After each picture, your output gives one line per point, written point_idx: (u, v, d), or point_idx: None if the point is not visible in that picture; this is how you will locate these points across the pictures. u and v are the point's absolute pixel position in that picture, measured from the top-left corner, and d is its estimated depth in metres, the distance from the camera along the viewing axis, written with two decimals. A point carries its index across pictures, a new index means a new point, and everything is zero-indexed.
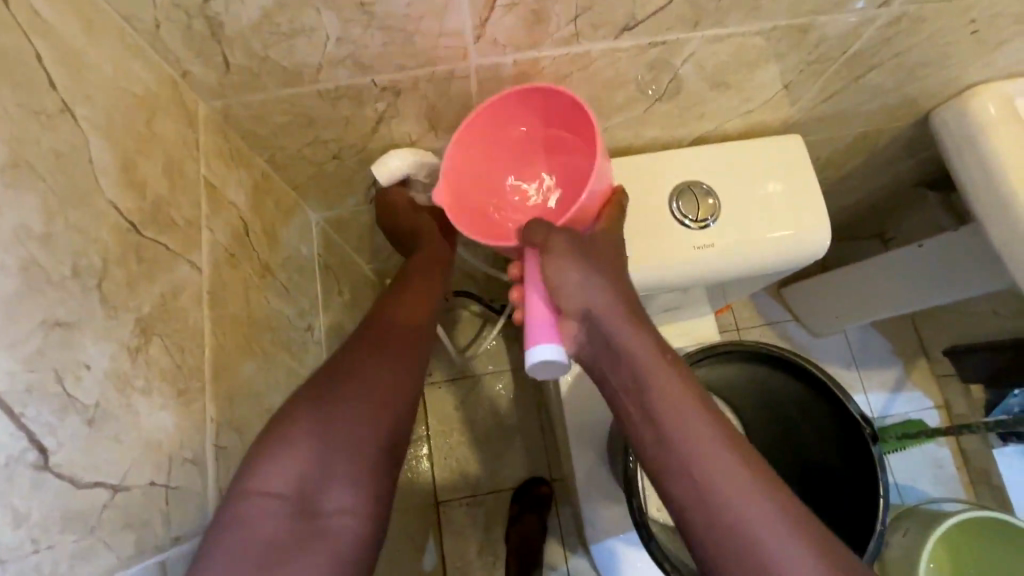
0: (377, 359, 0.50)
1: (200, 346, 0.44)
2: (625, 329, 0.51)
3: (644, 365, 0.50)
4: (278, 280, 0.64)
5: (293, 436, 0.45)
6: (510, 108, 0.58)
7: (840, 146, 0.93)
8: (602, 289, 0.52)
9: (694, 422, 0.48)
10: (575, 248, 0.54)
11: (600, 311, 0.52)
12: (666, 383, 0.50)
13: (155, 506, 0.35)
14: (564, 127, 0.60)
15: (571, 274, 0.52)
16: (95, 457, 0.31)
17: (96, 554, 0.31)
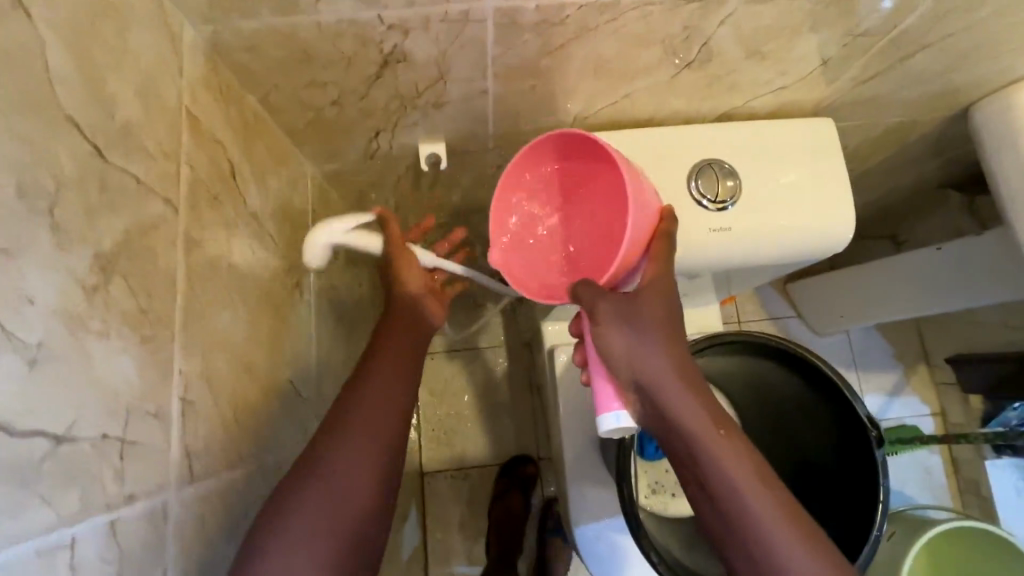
0: (378, 411, 0.50)
1: (171, 290, 0.40)
2: (675, 397, 0.48)
3: (697, 437, 0.48)
4: (267, 230, 0.60)
5: (313, 500, 0.45)
6: (534, 163, 0.58)
7: (869, 136, 0.88)
8: (656, 355, 0.49)
9: (746, 486, 0.47)
10: (623, 312, 0.50)
11: (654, 380, 0.49)
12: (722, 450, 0.48)
13: (106, 461, 0.32)
14: (596, 168, 0.57)
15: (621, 342, 0.50)
16: (35, 402, 0.28)
17: (33, 510, 0.27)
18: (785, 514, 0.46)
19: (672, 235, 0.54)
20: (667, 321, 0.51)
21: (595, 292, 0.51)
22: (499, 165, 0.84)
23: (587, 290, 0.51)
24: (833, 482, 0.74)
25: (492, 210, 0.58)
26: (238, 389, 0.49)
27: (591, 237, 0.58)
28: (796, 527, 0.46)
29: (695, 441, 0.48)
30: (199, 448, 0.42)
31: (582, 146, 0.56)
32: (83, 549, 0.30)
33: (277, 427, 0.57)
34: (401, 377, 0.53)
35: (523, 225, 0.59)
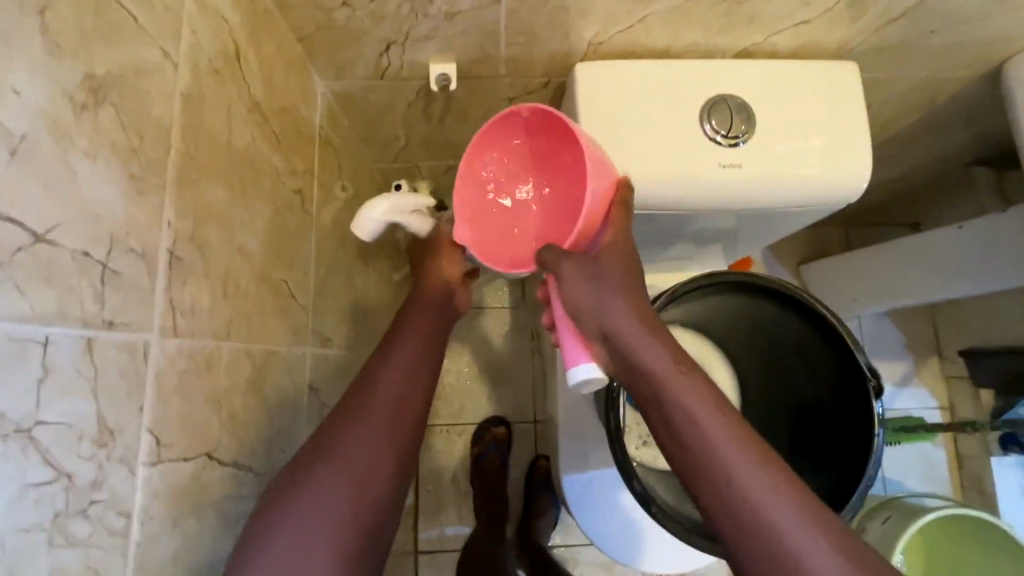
0: (393, 389, 0.48)
1: (165, 141, 0.40)
2: (642, 346, 0.46)
3: (671, 390, 0.44)
4: (271, 128, 0.60)
5: (322, 471, 0.44)
6: (496, 137, 0.54)
7: (895, 94, 0.86)
8: (622, 307, 0.47)
9: (720, 439, 0.42)
10: (591, 268, 0.47)
11: (621, 331, 0.46)
12: (692, 398, 0.44)
13: (86, 279, 0.32)
14: (556, 139, 0.53)
15: (588, 296, 0.47)
16: (14, 192, 0.28)
17: (6, 296, 0.27)
18: (764, 466, 0.41)
19: (631, 202, 0.51)
20: (630, 279, 0.49)
21: (557, 250, 0.48)
22: (510, 98, 0.83)
23: (552, 251, 0.48)
24: (828, 433, 0.73)
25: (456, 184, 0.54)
26: (229, 268, 0.49)
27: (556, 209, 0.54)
28: (778, 481, 0.41)
29: (665, 390, 0.45)
30: (186, 307, 0.42)
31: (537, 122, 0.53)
32: (56, 352, 0.30)
33: (270, 323, 0.58)
34: (422, 360, 0.51)
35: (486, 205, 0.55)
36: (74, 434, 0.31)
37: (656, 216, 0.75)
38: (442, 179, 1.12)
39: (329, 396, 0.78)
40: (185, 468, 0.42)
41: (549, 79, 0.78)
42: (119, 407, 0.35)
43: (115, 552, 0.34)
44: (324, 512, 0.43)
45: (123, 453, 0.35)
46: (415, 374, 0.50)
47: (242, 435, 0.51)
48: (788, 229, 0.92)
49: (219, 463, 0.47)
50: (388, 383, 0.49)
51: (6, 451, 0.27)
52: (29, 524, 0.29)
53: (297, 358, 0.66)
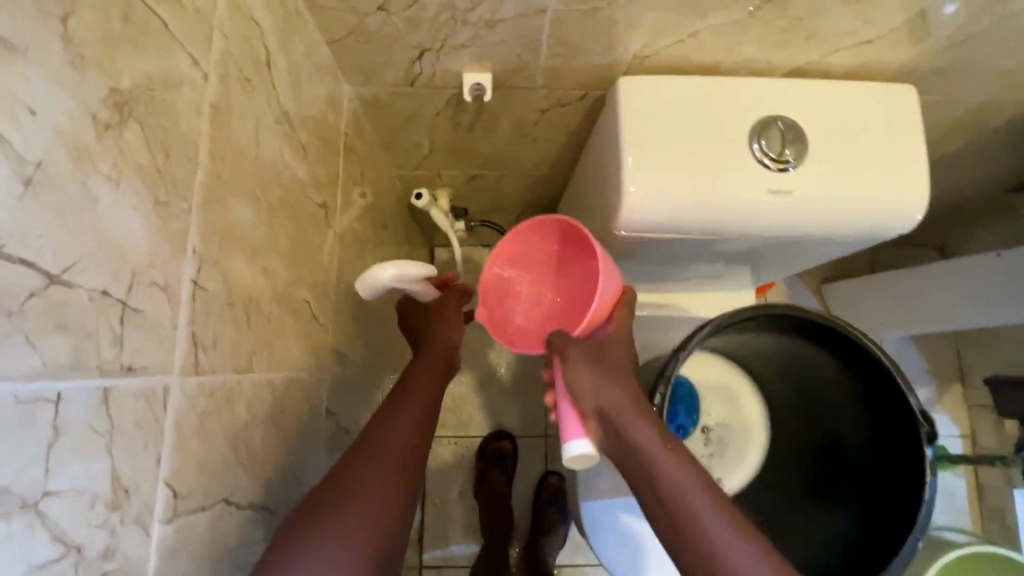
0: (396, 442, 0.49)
1: (192, 159, 0.36)
2: (631, 418, 0.49)
3: (660, 462, 0.47)
4: (299, 139, 0.56)
5: (318, 531, 0.42)
6: (526, 237, 0.62)
7: (945, 117, 0.82)
8: (615, 385, 0.51)
9: (707, 510, 0.45)
10: (590, 351, 0.53)
11: (614, 405, 0.50)
12: (679, 469, 0.47)
13: (105, 321, 0.28)
14: (579, 246, 0.60)
15: (586, 374, 0.52)
16: (29, 229, 0.24)
17: (14, 348, 0.23)
18: (748, 536, 0.43)
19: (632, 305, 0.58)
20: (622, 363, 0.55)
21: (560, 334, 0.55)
22: (543, 109, 0.79)
23: (558, 334, 0.55)
24: (872, 475, 0.69)
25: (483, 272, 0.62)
26: (253, 293, 0.45)
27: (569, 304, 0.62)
28: (762, 553, 0.42)
29: (653, 460, 0.47)
30: (208, 340, 0.38)
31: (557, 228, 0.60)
32: (69, 410, 0.26)
33: (291, 347, 0.54)
34: (425, 415, 0.53)
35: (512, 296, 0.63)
36: (86, 500, 0.27)
37: (697, 241, 0.71)
38: (462, 188, 1.08)
39: (344, 416, 0.74)
40: (201, 518, 0.38)
41: (586, 91, 0.74)
42: (135, 462, 0.31)
43: None
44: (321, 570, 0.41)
45: (137, 513, 0.31)
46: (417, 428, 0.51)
47: (261, 471, 0.47)
48: (825, 254, 0.89)
49: (237, 507, 0.43)
50: (392, 436, 0.49)
51: (11, 532, 0.23)
52: None
53: (316, 381, 0.62)
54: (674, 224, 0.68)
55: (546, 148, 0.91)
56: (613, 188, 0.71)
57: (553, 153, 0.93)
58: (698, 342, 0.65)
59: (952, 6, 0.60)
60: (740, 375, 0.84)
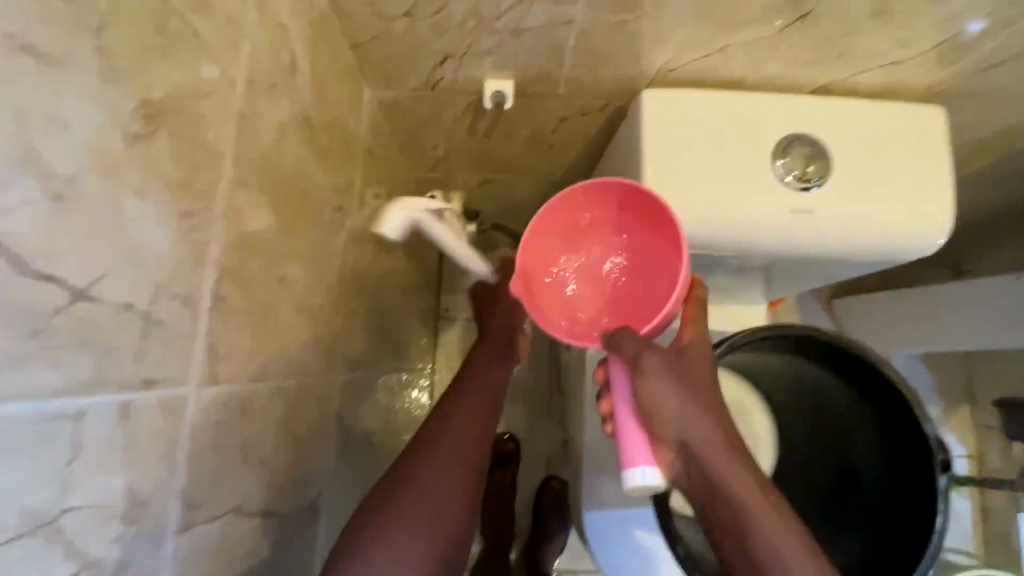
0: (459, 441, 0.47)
1: (217, 169, 0.36)
2: (720, 458, 0.45)
3: (742, 499, 0.44)
4: (319, 143, 0.55)
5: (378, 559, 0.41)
6: (582, 205, 0.54)
7: (970, 139, 0.81)
8: (704, 415, 0.45)
9: (786, 553, 0.43)
10: (672, 368, 0.47)
11: (701, 441, 0.45)
12: (759, 505, 0.44)
13: (127, 335, 0.28)
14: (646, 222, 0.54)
15: (670, 400, 0.45)
16: (58, 245, 0.24)
17: (39, 366, 0.23)
18: None
19: (704, 302, 0.52)
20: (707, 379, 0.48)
21: (638, 340, 0.47)
22: (563, 117, 0.78)
23: (631, 339, 0.48)
24: (883, 502, 0.68)
25: (524, 239, 0.53)
26: (270, 300, 0.45)
27: (625, 291, 0.56)
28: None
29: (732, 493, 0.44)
30: (225, 350, 0.38)
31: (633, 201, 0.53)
32: (90, 425, 0.26)
33: (304, 353, 0.54)
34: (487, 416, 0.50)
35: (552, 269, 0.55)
36: (103, 515, 0.27)
37: (714, 257, 0.71)
38: (476, 191, 1.08)
39: (350, 418, 0.74)
40: (212, 528, 0.38)
41: (609, 101, 0.73)
42: (151, 476, 0.31)
43: None
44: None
45: (151, 525, 0.31)
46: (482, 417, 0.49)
47: (270, 477, 0.47)
48: (842, 272, 0.88)
49: (246, 513, 0.43)
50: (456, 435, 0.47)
51: (29, 551, 0.23)
52: None
53: (327, 386, 0.62)
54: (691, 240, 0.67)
55: (563, 155, 0.91)
56: None
57: (570, 160, 0.92)
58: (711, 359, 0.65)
59: (978, 24, 0.58)
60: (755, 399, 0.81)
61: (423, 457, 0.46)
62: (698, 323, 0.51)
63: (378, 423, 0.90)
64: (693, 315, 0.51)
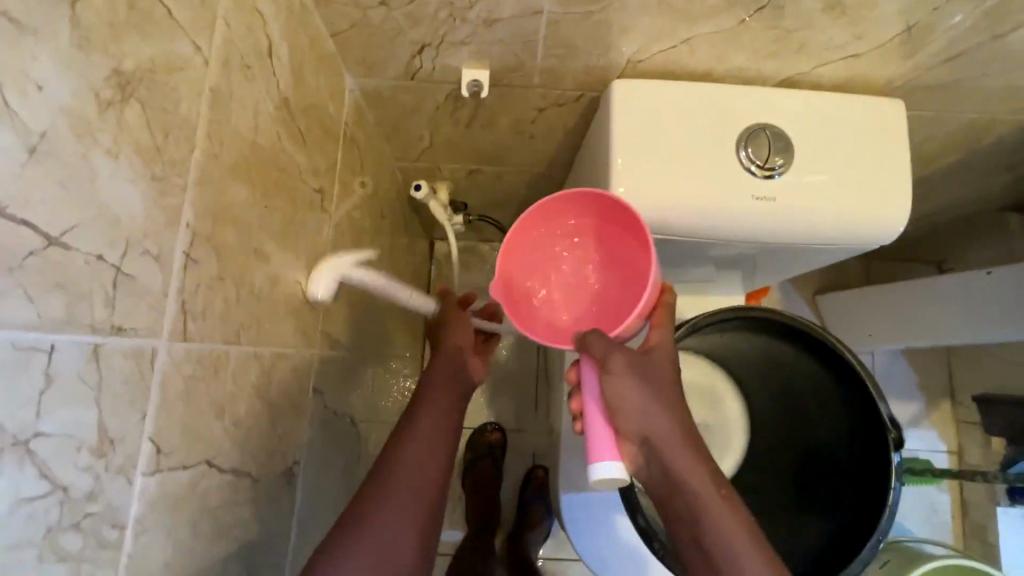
0: (421, 451, 0.50)
1: (189, 139, 0.39)
2: (678, 453, 0.48)
3: (700, 492, 0.47)
4: (298, 126, 0.58)
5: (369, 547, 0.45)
6: (560, 214, 0.58)
7: (936, 134, 0.83)
8: (664, 413, 0.49)
9: (739, 542, 0.46)
10: (637, 367, 0.50)
11: (662, 437, 0.48)
12: (715, 497, 0.47)
13: (99, 282, 0.31)
14: (622, 231, 0.57)
15: (634, 397, 0.49)
16: (32, 193, 0.26)
17: (14, 300, 0.26)
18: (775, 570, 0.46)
19: (672, 308, 0.54)
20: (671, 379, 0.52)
21: (606, 342, 0.51)
22: (540, 108, 0.81)
23: (602, 339, 0.51)
24: (842, 481, 0.71)
25: (503, 245, 0.56)
26: (245, 269, 0.48)
27: (601, 297, 0.58)
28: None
29: (691, 487, 0.48)
30: (197, 310, 0.41)
31: (613, 211, 0.56)
32: (60, 360, 0.29)
33: (281, 325, 0.56)
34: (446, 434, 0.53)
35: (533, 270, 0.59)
36: (73, 445, 0.30)
37: (682, 243, 0.73)
38: (462, 182, 1.11)
39: (333, 396, 0.77)
40: (184, 475, 0.40)
41: (583, 92, 0.76)
42: (122, 416, 0.33)
43: (105, 566, 0.33)
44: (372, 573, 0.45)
45: (122, 462, 0.34)
46: (439, 428, 0.53)
47: (244, 439, 0.50)
48: (813, 263, 0.90)
49: (219, 469, 0.46)
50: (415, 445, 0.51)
51: (1, 466, 0.26)
52: (21, 541, 0.27)
53: (306, 360, 0.64)
54: (659, 226, 0.70)
55: (544, 146, 0.93)
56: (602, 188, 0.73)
57: (551, 151, 0.95)
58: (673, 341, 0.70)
59: (961, 19, 0.61)
60: (727, 384, 0.86)
61: (398, 461, 0.50)
62: (665, 327, 0.53)
63: (363, 405, 0.93)
64: (662, 321, 0.53)
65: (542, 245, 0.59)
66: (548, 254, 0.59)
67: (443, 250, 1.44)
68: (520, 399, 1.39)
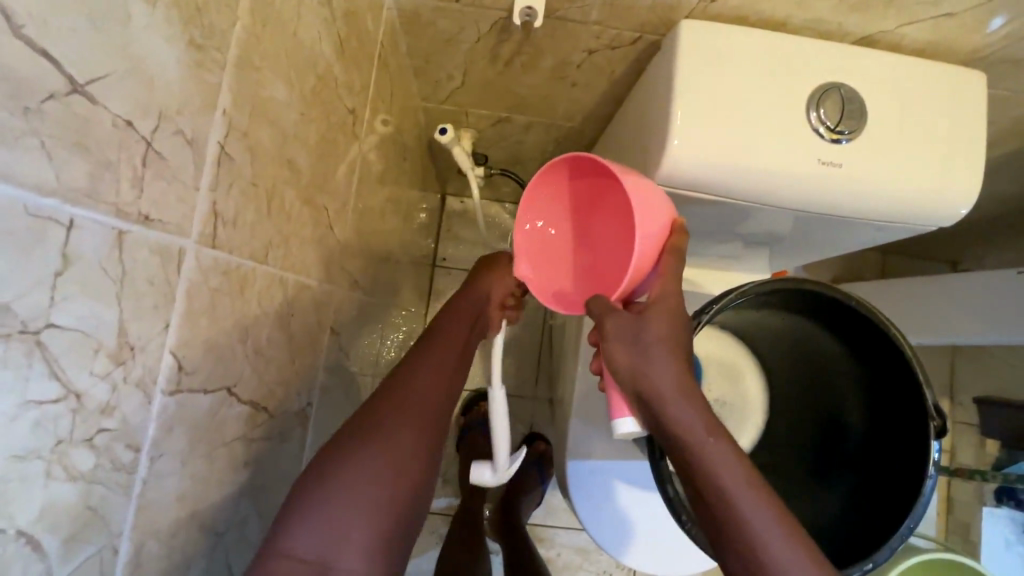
0: (407, 412, 0.44)
1: (232, 8, 0.33)
2: (675, 410, 0.42)
3: (696, 448, 0.42)
4: (339, 31, 0.52)
5: (338, 486, 0.39)
6: (545, 194, 0.54)
7: (1003, 114, 0.78)
8: (664, 368, 0.43)
9: (745, 498, 0.41)
10: (633, 325, 0.44)
11: (658, 393, 0.42)
12: (724, 459, 0.41)
13: (128, 156, 0.26)
14: (612, 176, 0.51)
15: (627, 357, 0.44)
16: (53, 17, 0.21)
17: (28, 152, 0.21)
18: (792, 532, 0.39)
19: (682, 252, 0.46)
20: (676, 334, 0.44)
21: (603, 304, 0.45)
22: (591, 50, 0.75)
23: (602, 302, 0.46)
24: (873, 466, 0.68)
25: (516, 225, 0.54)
26: (277, 180, 0.42)
27: (612, 260, 0.53)
28: (796, 539, 0.39)
29: (693, 451, 0.42)
30: (228, 216, 0.36)
31: (591, 162, 0.51)
32: (80, 240, 0.23)
33: (306, 253, 0.51)
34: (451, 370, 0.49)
35: (555, 239, 0.55)
36: (90, 346, 0.25)
37: (731, 206, 0.69)
38: (487, 132, 1.04)
39: (345, 339, 0.73)
40: (203, 402, 0.36)
41: (641, 34, 0.70)
42: (143, 321, 0.28)
43: (118, 492, 0.28)
44: (326, 530, 0.38)
45: (140, 375, 0.29)
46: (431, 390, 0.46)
47: (264, 371, 0.45)
48: (857, 245, 0.86)
49: (238, 400, 0.41)
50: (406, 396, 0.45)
51: (6, 356, 0.21)
52: (26, 451, 0.22)
53: (325, 296, 0.60)
54: (716, 185, 0.65)
55: (583, 96, 0.87)
56: (654, 139, 0.67)
57: (589, 103, 0.89)
58: (717, 308, 0.65)
59: (997, 22, 0.63)
60: (748, 358, 0.87)
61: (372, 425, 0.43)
62: (668, 275, 0.45)
63: (371, 356, 0.89)
64: (668, 268, 0.46)
65: (552, 215, 0.55)
66: (562, 222, 0.56)
67: (455, 207, 1.38)
68: (521, 365, 1.35)
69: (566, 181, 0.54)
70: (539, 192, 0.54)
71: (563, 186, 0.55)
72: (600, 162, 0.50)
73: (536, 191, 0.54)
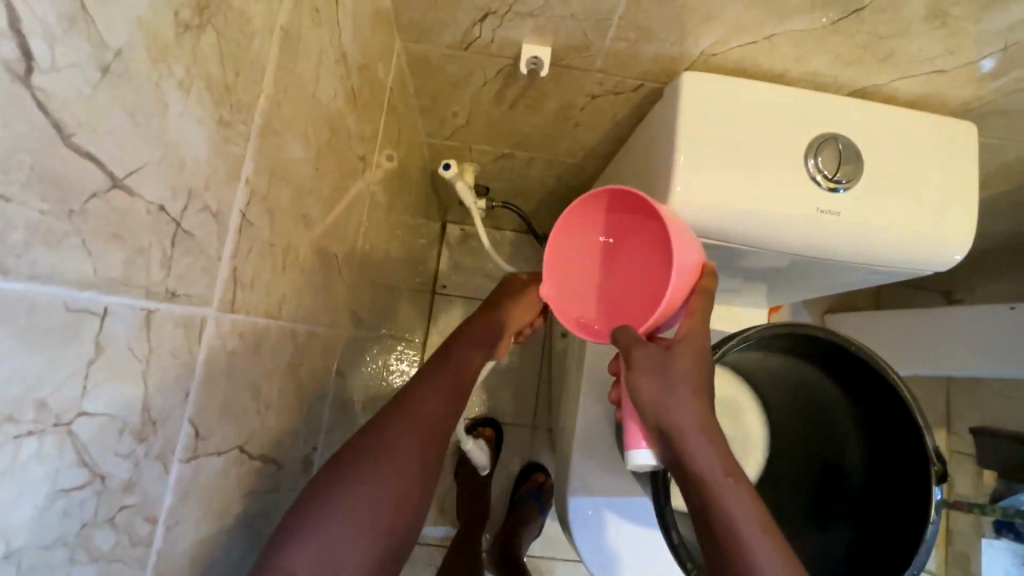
0: (417, 436, 0.44)
1: (258, 82, 0.34)
2: (692, 445, 0.42)
3: (708, 486, 0.42)
4: (352, 84, 0.53)
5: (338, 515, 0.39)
6: (572, 231, 0.55)
7: (993, 158, 0.80)
8: (686, 403, 0.43)
9: (752, 537, 0.41)
10: (659, 360, 0.44)
11: (678, 427, 0.43)
12: (735, 498, 0.42)
13: (158, 238, 0.26)
14: (648, 215, 0.53)
15: (649, 390, 0.44)
16: (99, 121, 0.21)
17: (69, 250, 0.21)
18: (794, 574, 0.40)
19: (712, 293, 0.47)
20: (698, 372, 0.44)
21: (632, 337, 0.46)
22: (593, 95, 0.77)
23: (629, 334, 0.47)
24: (871, 509, 0.69)
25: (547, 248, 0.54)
26: (291, 236, 0.43)
27: (638, 295, 0.54)
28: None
29: (708, 491, 0.42)
30: (247, 279, 0.36)
31: (631, 197, 0.52)
32: (114, 327, 0.24)
33: (315, 300, 0.52)
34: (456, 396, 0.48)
35: (583, 267, 0.56)
36: (117, 427, 0.25)
37: (732, 249, 0.70)
38: (489, 166, 1.06)
39: (348, 378, 0.73)
40: (217, 462, 0.36)
41: (644, 81, 0.72)
42: (166, 394, 0.29)
43: (135, 566, 0.28)
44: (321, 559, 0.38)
45: (161, 447, 0.29)
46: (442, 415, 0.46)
47: (273, 424, 0.45)
48: (852, 285, 0.88)
49: (251, 457, 0.42)
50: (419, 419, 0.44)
51: (40, 451, 0.21)
52: (52, 539, 0.23)
53: (331, 338, 0.60)
54: (717, 231, 0.66)
55: (585, 136, 0.89)
56: (656, 184, 0.68)
57: (591, 142, 0.91)
58: (722, 350, 0.66)
59: (988, 62, 0.63)
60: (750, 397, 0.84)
61: (376, 447, 0.42)
62: (696, 315, 0.46)
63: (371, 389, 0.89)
64: (697, 307, 0.46)
65: (582, 243, 0.56)
66: (590, 250, 0.56)
67: (456, 235, 1.39)
68: (519, 394, 1.35)
69: (600, 213, 0.55)
70: (574, 220, 0.55)
71: (596, 217, 0.56)
72: (641, 199, 0.51)
73: (571, 219, 0.55)
